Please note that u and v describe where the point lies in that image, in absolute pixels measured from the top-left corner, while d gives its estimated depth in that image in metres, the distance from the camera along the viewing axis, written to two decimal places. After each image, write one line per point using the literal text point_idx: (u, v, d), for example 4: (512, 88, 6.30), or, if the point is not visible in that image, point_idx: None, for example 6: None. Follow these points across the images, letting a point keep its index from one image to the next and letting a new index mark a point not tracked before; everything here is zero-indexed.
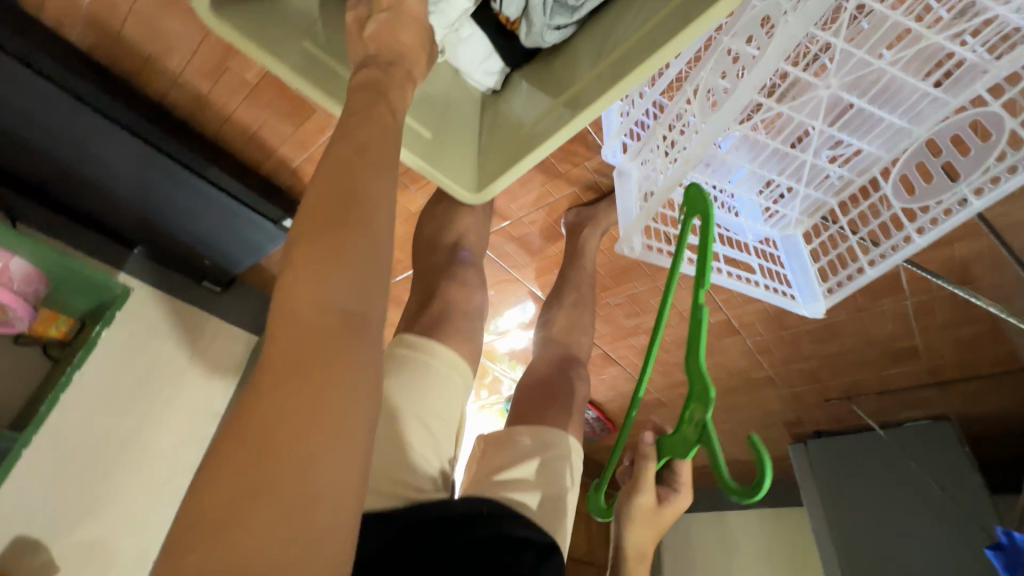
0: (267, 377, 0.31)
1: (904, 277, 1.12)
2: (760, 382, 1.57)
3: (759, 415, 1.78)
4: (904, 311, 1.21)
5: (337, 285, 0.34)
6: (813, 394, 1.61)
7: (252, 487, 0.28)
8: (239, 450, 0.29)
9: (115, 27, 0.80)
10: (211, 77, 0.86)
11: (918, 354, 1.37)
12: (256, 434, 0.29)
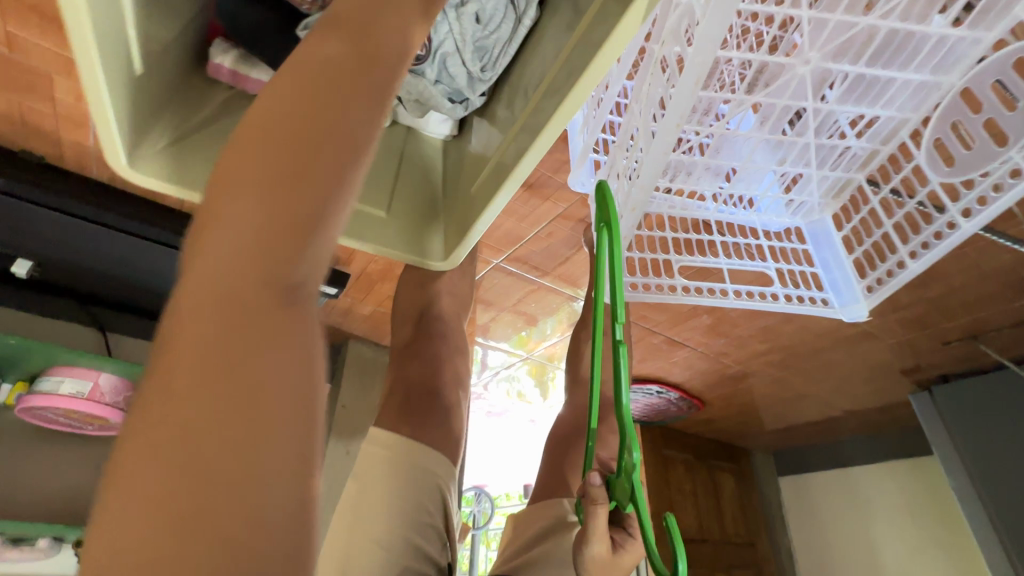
0: (207, 298, 0.22)
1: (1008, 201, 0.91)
2: (854, 337, 1.39)
3: (866, 368, 1.58)
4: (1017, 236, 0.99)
5: (329, 172, 0.24)
6: (928, 338, 1.39)
7: (184, 477, 0.19)
8: (171, 409, 0.20)
9: None
10: None
11: None
12: (191, 389, 0.20)
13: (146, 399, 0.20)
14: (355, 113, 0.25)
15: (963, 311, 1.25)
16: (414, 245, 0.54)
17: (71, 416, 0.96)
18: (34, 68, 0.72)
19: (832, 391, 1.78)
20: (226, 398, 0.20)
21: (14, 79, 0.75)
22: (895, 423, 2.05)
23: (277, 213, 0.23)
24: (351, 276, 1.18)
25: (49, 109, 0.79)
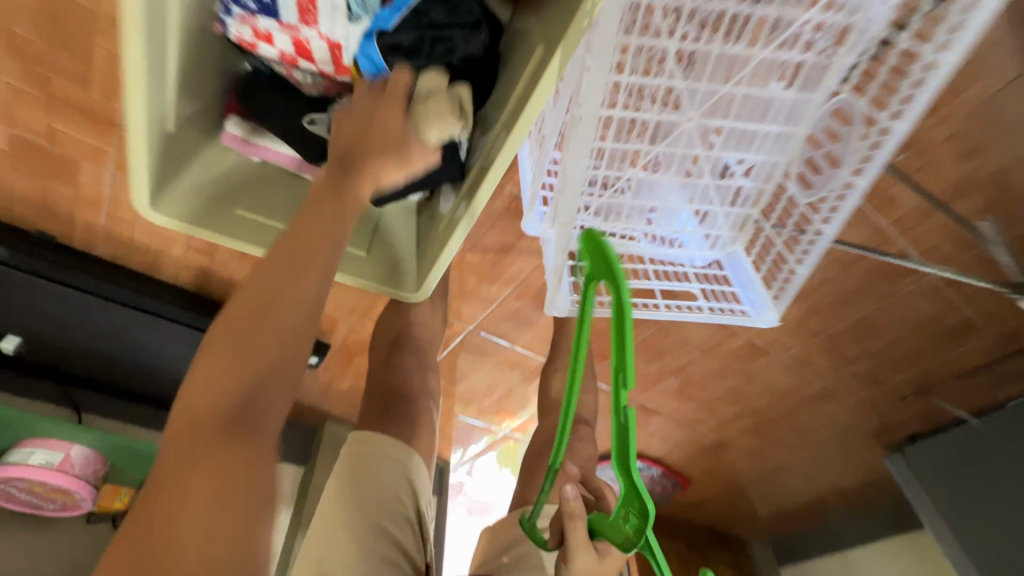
0: (162, 453, 0.37)
1: (915, 254, 1.05)
2: (818, 397, 1.45)
3: (838, 432, 1.63)
4: (934, 287, 1.12)
5: (277, 344, 0.40)
6: (885, 396, 1.46)
7: (152, 552, 0.33)
8: (169, 511, 0.34)
9: (128, 237, 0.97)
10: (207, 252, 1.00)
11: (978, 325, 1.24)
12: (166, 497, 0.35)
13: (145, 504, 0.35)
14: (297, 294, 0.42)
15: (910, 364, 1.34)
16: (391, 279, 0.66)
17: (35, 491, 0.94)
18: (66, 156, 0.84)
19: (812, 461, 1.79)
20: (197, 495, 0.35)
21: (45, 167, 0.86)
22: (883, 497, 2.03)
23: (254, 388, 0.39)
24: (331, 347, 1.23)
25: (70, 192, 0.89)
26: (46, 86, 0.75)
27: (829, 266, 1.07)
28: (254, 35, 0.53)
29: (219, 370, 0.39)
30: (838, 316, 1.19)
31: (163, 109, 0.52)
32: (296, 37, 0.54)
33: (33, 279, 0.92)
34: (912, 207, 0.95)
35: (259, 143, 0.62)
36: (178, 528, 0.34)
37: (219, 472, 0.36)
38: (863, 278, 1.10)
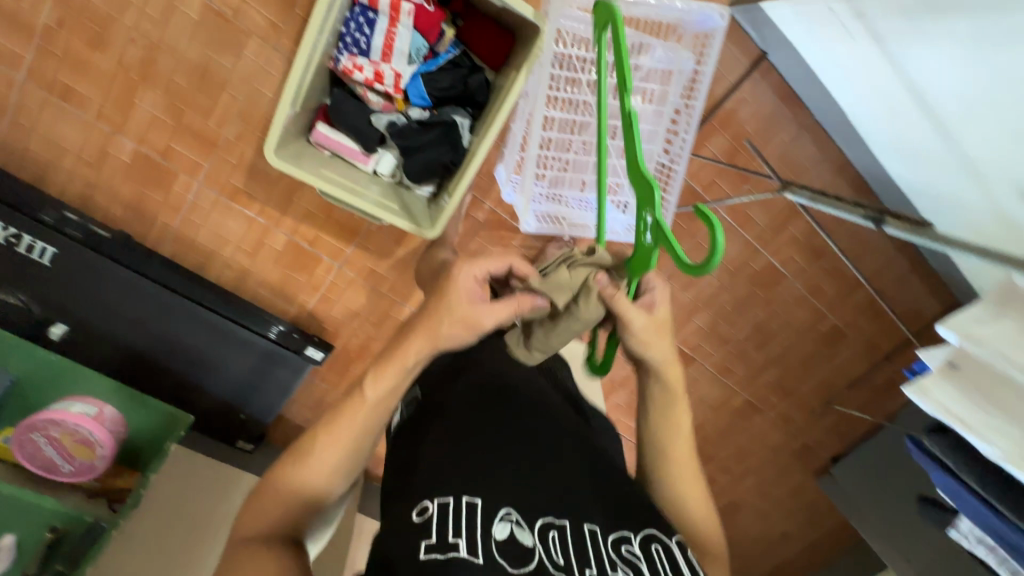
0: (290, 475, 0.63)
1: (778, 264, 1.47)
2: (744, 409, 1.73)
3: (772, 455, 1.85)
4: (800, 293, 1.52)
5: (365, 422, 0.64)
6: (797, 408, 1.75)
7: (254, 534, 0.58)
8: (254, 513, 0.60)
9: (192, 238, 1.25)
10: (252, 254, 1.28)
11: (846, 333, 1.61)
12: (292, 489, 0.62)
13: (264, 497, 0.62)
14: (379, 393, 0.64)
15: (806, 371, 1.67)
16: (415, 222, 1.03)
17: (61, 445, 1.04)
18: (170, 169, 1.17)
19: (761, 497, 1.95)
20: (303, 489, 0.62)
21: (150, 177, 1.17)
22: None
23: (351, 443, 0.64)
24: (333, 353, 1.43)
25: (161, 198, 1.19)
26: (178, 117, 1.11)
27: (721, 274, 1.47)
28: (352, 67, 0.93)
29: (315, 429, 0.64)
30: (739, 321, 1.55)
31: (301, 90, 0.92)
32: (377, 70, 0.93)
33: (107, 263, 1.15)
34: (763, 224, 1.40)
35: (339, 135, 1.01)
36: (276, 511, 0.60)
37: (312, 461, 0.63)
38: (748, 285, 1.49)
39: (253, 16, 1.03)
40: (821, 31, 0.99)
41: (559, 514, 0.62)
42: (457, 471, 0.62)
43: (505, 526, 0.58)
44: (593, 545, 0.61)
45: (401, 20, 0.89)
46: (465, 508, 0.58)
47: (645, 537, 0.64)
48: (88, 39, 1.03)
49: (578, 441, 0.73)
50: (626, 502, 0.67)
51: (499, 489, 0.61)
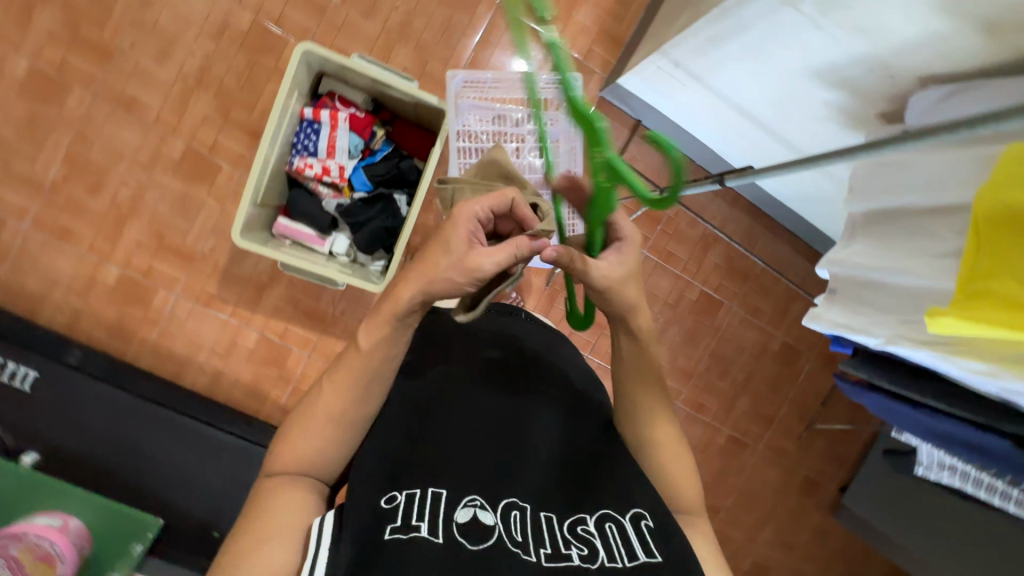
0: (282, 465, 0.60)
1: (711, 291, 1.62)
2: (730, 445, 1.72)
3: (776, 494, 1.79)
4: (741, 316, 1.65)
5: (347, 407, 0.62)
6: (783, 436, 1.75)
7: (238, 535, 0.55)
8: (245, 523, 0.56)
9: (169, 348, 1.34)
10: (225, 355, 1.36)
11: (797, 348, 1.70)
12: (280, 485, 0.59)
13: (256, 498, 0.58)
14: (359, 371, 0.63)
15: (775, 393, 1.72)
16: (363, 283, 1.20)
17: (13, 563, 1.00)
18: (150, 287, 1.32)
19: (783, 550, 1.82)
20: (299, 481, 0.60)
21: (133, 296, 1.31)
22: None
23: (332, 426, 0.62)
24: None
25: (141, 314, 1.32)
26: (160, 239, 1.30)
27: (664, 309, 1.61)
28: (304, 165, 1.16)
29: (297, 418, 0.62)
30: (694, 353, 1.65)
31: (259, 189, 1.12)
32: (325, 165, 1.16)
33: (85, 379, 1.22)
34: (687, 257, 1.59)
35: (297, 224, 1.19)
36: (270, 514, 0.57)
37: (303, 451, 0.61)
38: (691, 315, 1.62)
39: (225, 152, 1.30)
40: (661, 87, 1.24)
41: (519, 496, 0.60)
42: (420, 466, 0.60)
43: (467, 510, 0.56)
44: (548, 527, 0.57)
45: (339, 124, 1.15)
46: (427, 499, 0.56)
47: (601, 516, 0.59)
48: (88, 188, 1.26)
49: (561, 408, 0.71)
50: (593, 480, 0.64)
51: (456, 477, 0.59)
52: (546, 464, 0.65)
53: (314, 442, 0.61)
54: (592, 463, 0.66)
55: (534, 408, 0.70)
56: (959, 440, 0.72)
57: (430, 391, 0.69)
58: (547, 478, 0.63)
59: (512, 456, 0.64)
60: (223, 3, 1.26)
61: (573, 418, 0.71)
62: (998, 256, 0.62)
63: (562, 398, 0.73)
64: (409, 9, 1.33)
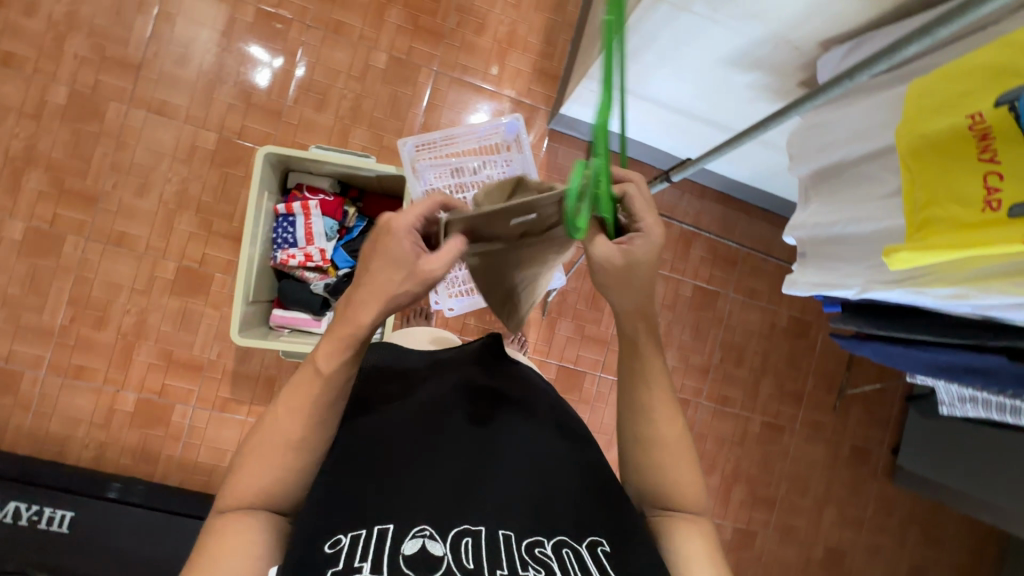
0: (232, 499, 0.56)
1: (704, 283, 1.64)
2: (765, 431, 1.69)
3: (828, 471, 1.73)
4: (740, 300, 1.66)
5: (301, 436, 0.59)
6: (817, 410, 1.72)
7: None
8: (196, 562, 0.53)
9: (194, 460, 1.37)
10: None
11: (806, 319, 1.70)
12: (231, 523, 0.55)
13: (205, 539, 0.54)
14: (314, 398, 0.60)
15: (795, 368, 1.70)
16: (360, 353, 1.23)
17: None
18: (167, 404, 1.36)
19: (851, 527, 1.75)
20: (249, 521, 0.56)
21: (152, 417, 1.36)
22: (979, 558, 1.82)
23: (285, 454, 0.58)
24: None
25: (162, 432, 1.36)
26: (169, 357, 1.36)
27: (663, 311, 1.62)
28: (287, 257, 1.23)
29: (248, 445, 0.58)
30: (705, 347, 1.65)
31: (249, 287, 1.17)
32: (306, 252, 1.23)
33: (120, 507, 1.24)
34: (670, 256, 1.62)
35: (293, 312, 1.25)
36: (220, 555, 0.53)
37: (255, 487, 0.57)
38: (691, 310, 1.64)
39: (214, 261, 1.37)
40: (601, 107, 1.31)
41: (474, 520, 0.58)
42: (371, 500, 0.58)
43: (415, 541, 0.54)
44: (505, 549, 0.55)
45: (312, 212, 1.22)
46: (373, 540, 0.54)
47: (558, 541, 0.58)
48: (94, 324, 1.33)
49: (533, 424, 0.71)
50: (554, 498, 0.62)
51: (408, 507, 0.58)
52: (515, 485, 0.62)
53: (264, 470, 0.57)
54: (557, 481, 0.64)
55: (503, 427, 0.69)
56: (960, 365, 0.73)
57: (400, 420, 0.67)
58: (517, 498, 0.61)
59: (474, 478, 0.62)
60: (189, 129, 1.37)
61: (540, 433, 0.70)
62: (931, 186, 0.64)
63: (531, 417, 0.72)
64: (356, 93, 1.44)
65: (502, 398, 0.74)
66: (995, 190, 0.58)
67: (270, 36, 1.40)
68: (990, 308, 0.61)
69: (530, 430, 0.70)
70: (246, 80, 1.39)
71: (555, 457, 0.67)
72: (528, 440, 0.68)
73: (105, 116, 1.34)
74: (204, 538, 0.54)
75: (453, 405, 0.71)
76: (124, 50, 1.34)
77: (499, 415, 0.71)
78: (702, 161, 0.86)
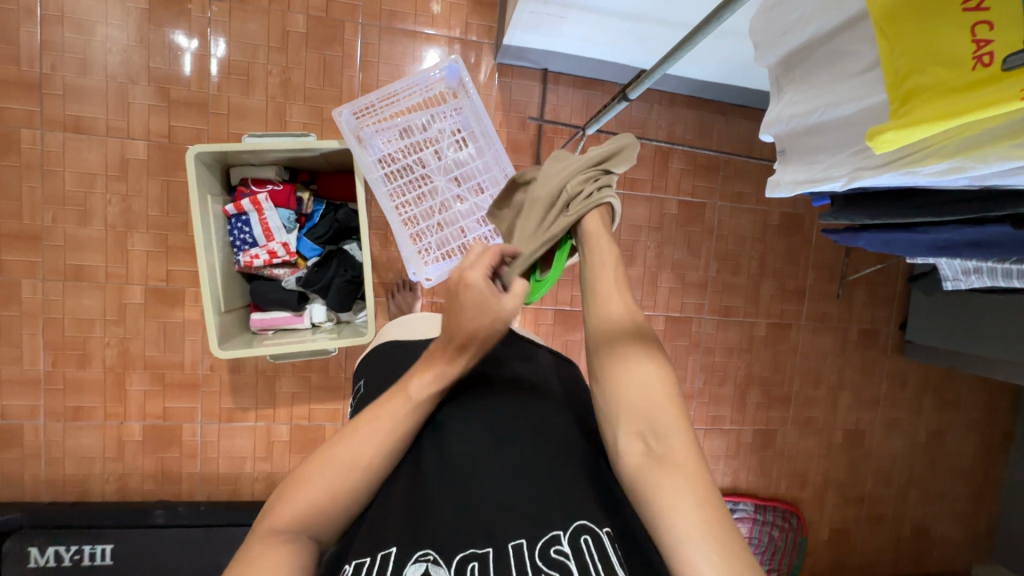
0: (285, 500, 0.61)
1: (689, 196, 1.57)
2: (772, 333, 1.68)
3: (838, 359, 1.74)
4: (728, 207, 1.60)
5: (336, 466, 0.63)
6: (821, 301, 1.70)
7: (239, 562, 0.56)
8: (254, 549, 0.57)
9: (216, 471, 1.38)
10: (267, 456, 1.40)
11: (798, 214, 1.65)
12: (272, 533, 0.58)
13: (259, 539, 0.58)
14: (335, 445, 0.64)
15: (794, 265, 1.67)
16: (350, 335, 1.19)
17: None
18: (174, 425, 1.35)
19: (867, 407, 1.78)
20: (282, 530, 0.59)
21: (162, 441, 1.35)
22: (995, 410, 1.87)
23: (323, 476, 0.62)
24: None
25: (178, 453, 1.36)
26: (162, 380, 1.34)
27: (651, 234, 1.56)
28: (251, 258, 1.16)
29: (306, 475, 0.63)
30: (699, 263, 1.61)
31: (219, 296, 1.12)
32: (269, 249, 1.17)
33: (158, 530, 1.27)
34: (649, 175, 1.54)
35: (272, 313, 1.21)
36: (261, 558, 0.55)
37: (294, 495, 0.61)
38: (679, 227, 1.58)
39: (181, 276, 1.32)
40: (544, 26, 1.18)
41: (479, 544, 0.61)
42: (394, 520, 0.63)
43: (419, 566, 0.59)
44: (517, 560, 0.60)
45: (264, 206, 1.15)
46: (384, 562, 0.59)
47: (577, 530, 0.61)
48: (78, 363, 1.30)
49: (557, 415, 0.74)
50: (570, 493, 0.65)
51: (423, 527, 0.62)
52: (522, 488, 0.66)
53: (316, 503, 0.61)
54: (574, 479, 0.67)
55: (526, 424, 0.72)
56: (961, 240, 0.68)
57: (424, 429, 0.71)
58: (525, 506, 0.64)
59: (492, 489, 0.66)
60: (114, 142, 1.27)
61: (567, 427, 0.73)
62: (912, 50, 0.56)
63: (550, 411, 0.74)
64: (282, 66, 1.31)
65: (531, 395, 0.76)
66: (984, 42, 0.50)
67: (173, 20, 1.26)
68: (988, 177, 0.55)
69: (545, 420, 0.73)
70: (160, 75, 1.27)
71: (569, 443, 0.71)
72: (543, 428, 0.72)
73: (21, 145, 1.24)
74: (260, 542, 0.58)
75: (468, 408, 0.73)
76: (19, 68, 1.22)
77: (514, 407, 0.74)
78: (659, 70, 0.78)
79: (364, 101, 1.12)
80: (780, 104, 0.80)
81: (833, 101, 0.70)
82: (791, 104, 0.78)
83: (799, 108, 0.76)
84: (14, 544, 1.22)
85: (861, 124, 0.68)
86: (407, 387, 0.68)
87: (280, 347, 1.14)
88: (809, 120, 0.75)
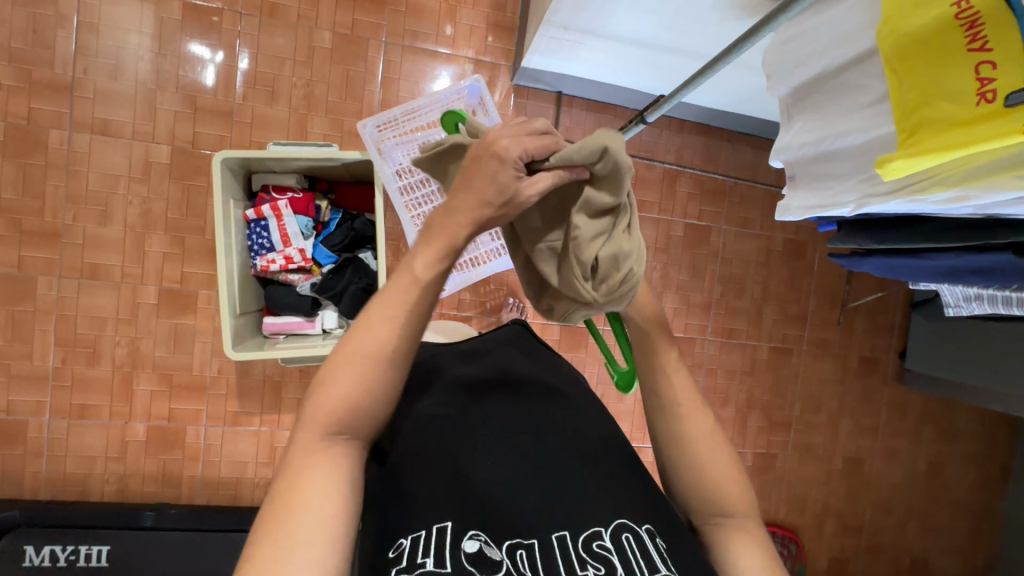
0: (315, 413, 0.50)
1: (695, 220, 1.61)
2: (774, 356, 1.70)
3: (839, 385, 1.75)
4: (733, 231, 1.63)
5: (365, 368, 0.51)
6: (823, 327, 1.72)
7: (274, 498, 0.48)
8: (293, 481, 0.48)
9: (217, 475, 1.38)
10: (269, 462, 1.39)
11: (801, 241, 1.68)
12: (306, 460, 0.49)
13: (292, 465, 0.49)
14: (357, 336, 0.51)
15: (796, 290, 1.69)
16: None
17: None
18: (178, 427, 1.35)
19: (867, 434, 1.79)
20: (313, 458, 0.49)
21: (166, 443, 1.35)
22: (994, 442, 1.88)
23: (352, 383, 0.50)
24: None
25: (181, 455, 1.36)
26: (170, 381, 1.34)
27: (657, 254, 1.59)
28: (267, 262, 1.19)
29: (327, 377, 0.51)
30: (704, 285, 1.63)
31: (235, 299, 1.14)
32: (286, 254, 1.19)
33: (155, 533, 1.26)
34: (657, 197, 1.58)
35: (285, 318, 1.23)
36: (309, 490, 0.48)
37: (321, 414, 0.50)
38: (684, 248, 1.61)
39: (195, 278, 1.34)
40: (563, 51, 1.24)
41: (524, 534, 0.59)
42: (443, 496, 0.61)
43: (473, 542, 0.57)
44: (561, 551, 0.57)
45: (283, 213, 1.18)
46: (434, 536, 0.56)
47: (617, 528, 0.59)
48: (87, 361, 1.31)
49: (579, 416, 0.74)
50: (608, 490, 0.63)
51: (469, 508, 0.60)
52: (559, 481, 0.64)
53: (352, 416, 0.51)
54: (607, 477, 0.66)
55: (554, 420, 0.71)
56: (963, 267, 0.71)
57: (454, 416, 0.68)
58: (566, 498, 0.62)
59: (527, 480, 0.64)
60: (139, 146, 1.30)
61: (590, 428, 0.72)
62: (920, 85, 0.60)
63: (572, 411, 0.74)
64: (306, 79, 1.36)
65: (553, 395, 0.75)
66: (988, 79, 0.54)
67: (203, 31, 1.31)
68: (991, 206, 0.59)
69: (571, 419, 0.72)
70: (188, 83, 1.31)
71: (598, 443, 0.70)
72: (569, 428, 0.71)
73: (48, 145, 1.27)
74: (289, 472, 0.49)
75: (507, 400, 0.72)
76: (51, 71, 1.26)
77: (541, 403, 0.73)
78: (676, 96, 0.82)
79: (387, 115, 1.16)
80: (791, 132, 0.84)
81: (844, 130, 0.73)
82: (803, 132, 0.81)
83: (811, 136, 0.79)
84: (10, 542, 1.21)
85: (872, 152, 0.71)
86: (411, 265, 0.51)
87: (293, 351, 1.15)
88: (820, 148, 0.78)
